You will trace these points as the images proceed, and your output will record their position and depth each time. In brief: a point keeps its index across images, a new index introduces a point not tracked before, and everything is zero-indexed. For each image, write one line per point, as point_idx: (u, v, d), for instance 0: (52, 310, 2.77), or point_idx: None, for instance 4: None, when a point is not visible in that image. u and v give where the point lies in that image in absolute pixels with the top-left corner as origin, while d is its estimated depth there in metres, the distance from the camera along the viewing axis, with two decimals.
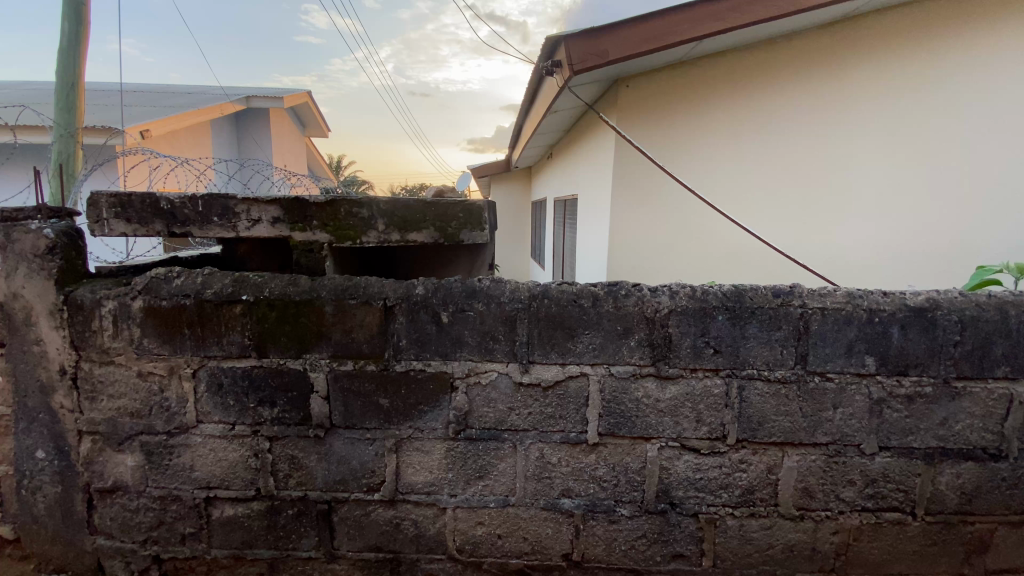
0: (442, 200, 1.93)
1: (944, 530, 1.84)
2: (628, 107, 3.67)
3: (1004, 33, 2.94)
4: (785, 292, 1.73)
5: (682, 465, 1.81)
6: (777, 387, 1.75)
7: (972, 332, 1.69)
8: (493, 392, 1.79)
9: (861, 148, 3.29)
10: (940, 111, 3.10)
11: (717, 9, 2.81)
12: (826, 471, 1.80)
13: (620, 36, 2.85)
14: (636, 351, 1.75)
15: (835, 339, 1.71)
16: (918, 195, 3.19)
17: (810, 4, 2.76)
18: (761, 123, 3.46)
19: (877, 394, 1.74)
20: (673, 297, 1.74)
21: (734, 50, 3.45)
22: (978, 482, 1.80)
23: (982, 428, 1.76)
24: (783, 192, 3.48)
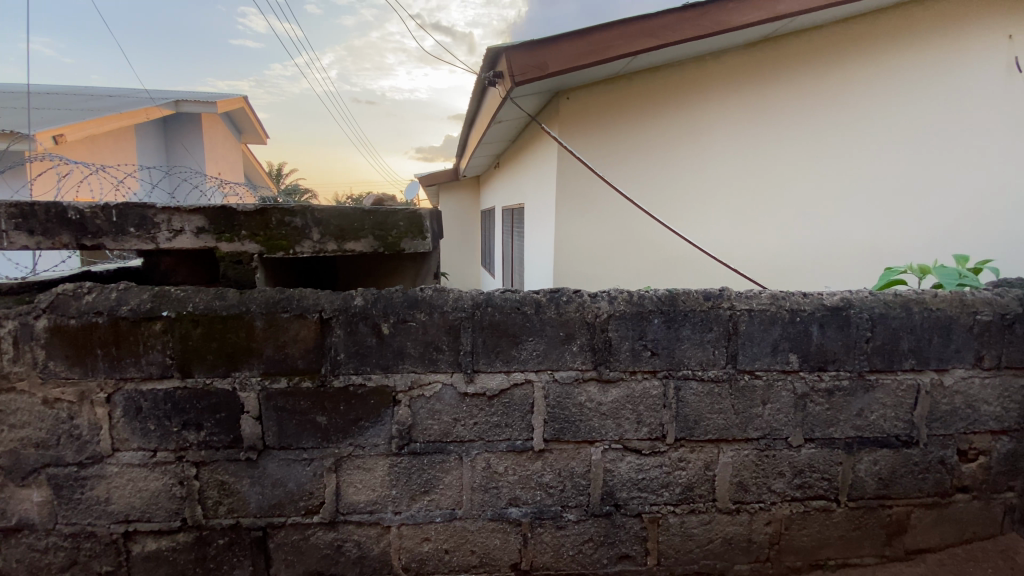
0: (381, 208, 1.89)
1: (865, 515, 1.97)
2: (570, 119, 3.63)
3: (894, 60, 3.31)
4: (716, 295, 1.80)
5: (625, 466, 1.85)
6: (711, 386, 1.83)
7: (882, 328, 1.84)
8: (437, 404, 1.76)
9: (790, 159, 3.50)
10: (853, 125, 3.41)
11: (651, 26, 2.93)
12: (758, 464, 1.89)
13: (561, 50, 2.91)
14: (578, 356, 1.77)
15: (761, 338, 1.81)
16: (841, 201, 3.46)
17: (734, 25, 2.93)
18: (698, 135, 3.58)
19: (801, 389, 1.85)
20: (612, 303, 1.77)
21: (668, 65, 3.53)
22: (894, 467, 1.95)
23: (895, 417, 1.91)
24: (723, 201, 3.61)
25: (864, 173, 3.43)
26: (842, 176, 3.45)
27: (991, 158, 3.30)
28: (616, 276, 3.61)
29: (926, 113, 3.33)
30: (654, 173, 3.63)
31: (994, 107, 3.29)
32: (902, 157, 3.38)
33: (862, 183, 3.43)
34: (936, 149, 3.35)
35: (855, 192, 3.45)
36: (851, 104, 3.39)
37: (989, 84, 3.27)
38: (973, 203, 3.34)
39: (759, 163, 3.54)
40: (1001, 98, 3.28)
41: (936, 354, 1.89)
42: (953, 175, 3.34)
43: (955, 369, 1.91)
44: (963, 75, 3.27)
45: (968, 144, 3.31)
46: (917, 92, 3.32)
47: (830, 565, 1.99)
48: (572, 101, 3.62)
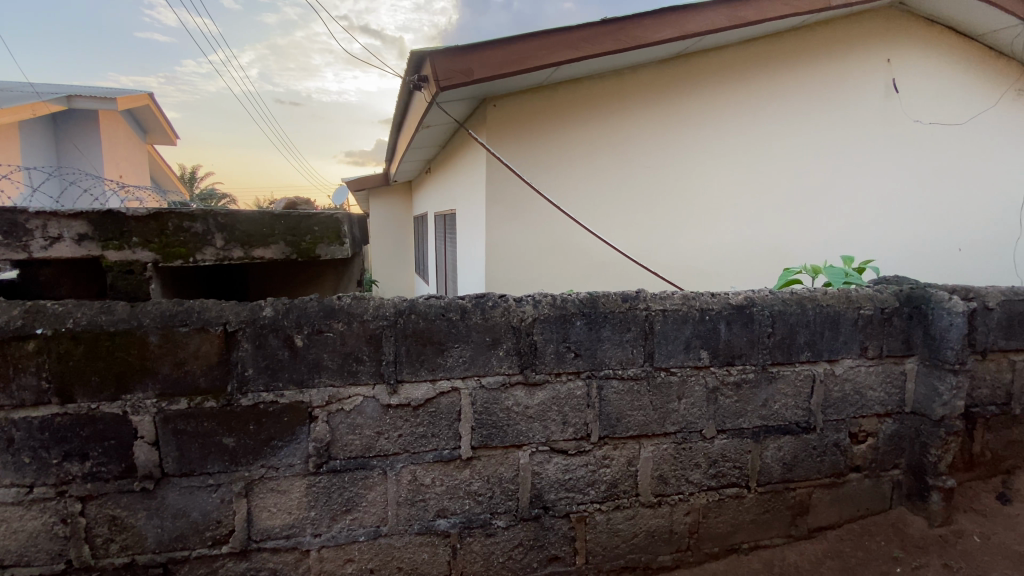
0: (292, 212, 1.79)
1: (773, 498, 2.12)
2: (497, 129, 3.43)
3: (786, 82, 3.65)
4: (633, 296, 1.88)
5: (553, 468, 1.86)
6: (631, 384, 1.89)
7: (781, 324, 1.99)
8: (358, 418, 1.68)
9: (709, 169, 3.69)
10: (759, 138, 3.70)
11: (572, 38, 3.01)
12: (676, 457, 1.98)
13: (486, 57, 2.92)
14: (505, 360, 1.77)
15: (675, 337, 1.91)
16: (753, 208, 3.74)
17: (649, 41, 3.09)
18: (626, 146, 3.59)
19: (711, 384, 1.96)
20: (537, 306, 1.79)
21: (592, 75, 3.48)
22: (796, 452, 2.11)
23: (795, 405, 2.07)
24: (652, 210, 3.66)
25: (769, 182, 3.74)
26: (754, 185, 3.73)
27: (863, 170, 3.83)
28: (552, 283, 3.61)
29: (814, 130, 3.74)
30: (585, 183, 3.58)
31: (866, 125, 3.80)
32: (800, 168, 3.76)
33: (763, 194, 3.74)
34: (824, 161, 3.78)
35: (762, 200, 3.75)
36: (758, 119, 3.67)
37: (862, 104, 3.78)
38: (853, 207, 3.84)
39: (682, 174, 3.66)
40: (871, 116, 3.80)
41: (828, 345, 2.07)
42: (838, 184, 3.81)
43: (844, 359, 2.11)
44: (843, 95, 3.74)
45: (847, 158, 3.80)
46: (809, 110, 3.71)
47: (744, 549, 2.12)
48: (499, 110, 3.42)
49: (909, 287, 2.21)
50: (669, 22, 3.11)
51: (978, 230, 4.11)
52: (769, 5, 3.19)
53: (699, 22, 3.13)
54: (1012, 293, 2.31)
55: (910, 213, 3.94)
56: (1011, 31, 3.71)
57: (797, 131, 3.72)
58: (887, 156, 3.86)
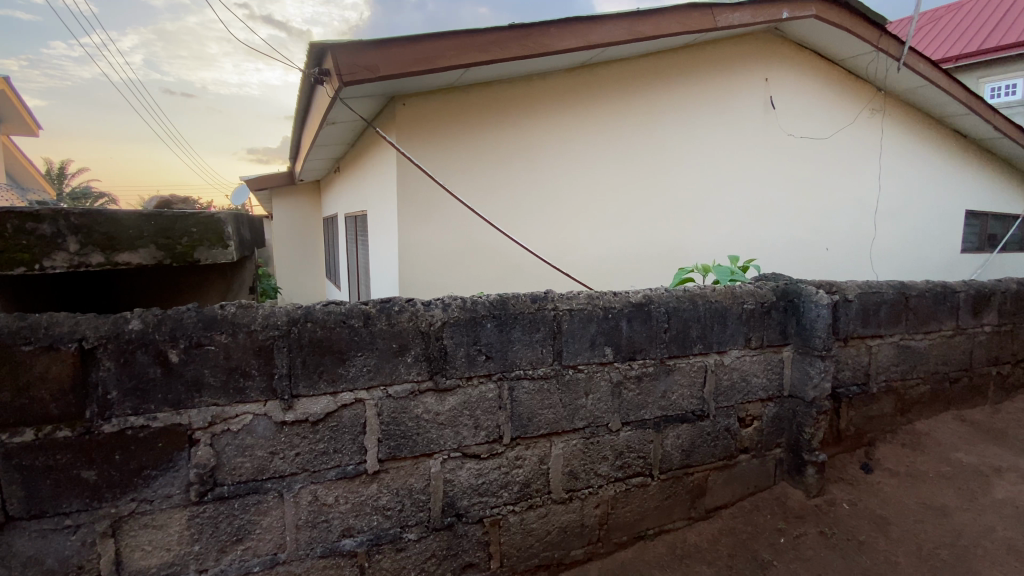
0: (166, 212, 1.62)
1: (674, 484, 2.25)
2: (408, 128, 3.33)
3: (680, 96, 3.92)
4: (541, 297, 1.91)
5: (465, 474, 1.84)
6: (541, 383, 1.92)
7: (676, 319, 2.14)
8: (248, 438, 1.55)
9: (616, 174, 3.85)
10: (658, 147, 3.93)
11: (481, 41, 3.01)
12: (585, 452, 2.04)
13: (393, 54, 2.83)
14: (413, 367, 1.71)
15: (581, 335, 1.97)
16: (655, 211, 3.98)
17: (555, 48, 3.17)
18: (538, 150, 3.64)
19: (616, 378, 2.05)
20: (446, 309, 1.75)
21: (503, 79, 3.49)
22: (692, 439, 2.26)
23: (690, 394, 2.22)
24: (564, 213, 3.75)
25: (667, 188, 3.99)
26: (654, 191, 3.96)
27: (746, 178, 4.22)
28: (467, 285, 3.56)
29: (704, 141, 4.05)
30: (499, 186, 3.58)
31: (748, 138, 4.18)
32: (694, 176, 4.05)
33: (662, 199, 3.99)
34: (715, 170, 4.11)
35: (662, 205, 3.99)
36: (658, 128, 3.91)
37: (745, 119, 4.15)
38: (740, 212, 4.22)
39: (591, 178, 3.79)
40: (752, 130, 4.19)
41: (717, 338, 2.25)
42: (726, 190, 4.16)
43: (731, 350, 2.29)
44: (729, 110, 4.09)
45: (732, 167, 4.16)
46: (700, 122, 4.02)
47: (650, 535, 2.23)
48: (408, 109, 3.32)
49: (785, 282, 2.46)
50: (575, 31, 3.21)
51: (841, 232, 4.69)
52: (665, 21, 3.40)
53: (602, 33, 3.27)
54: (868, 286, 2.64)
55: (786, 217, 4.40)
56: (866, 57, 4.27)
57: (689, 141, 4.01)
58: (766, 166, 4.28)
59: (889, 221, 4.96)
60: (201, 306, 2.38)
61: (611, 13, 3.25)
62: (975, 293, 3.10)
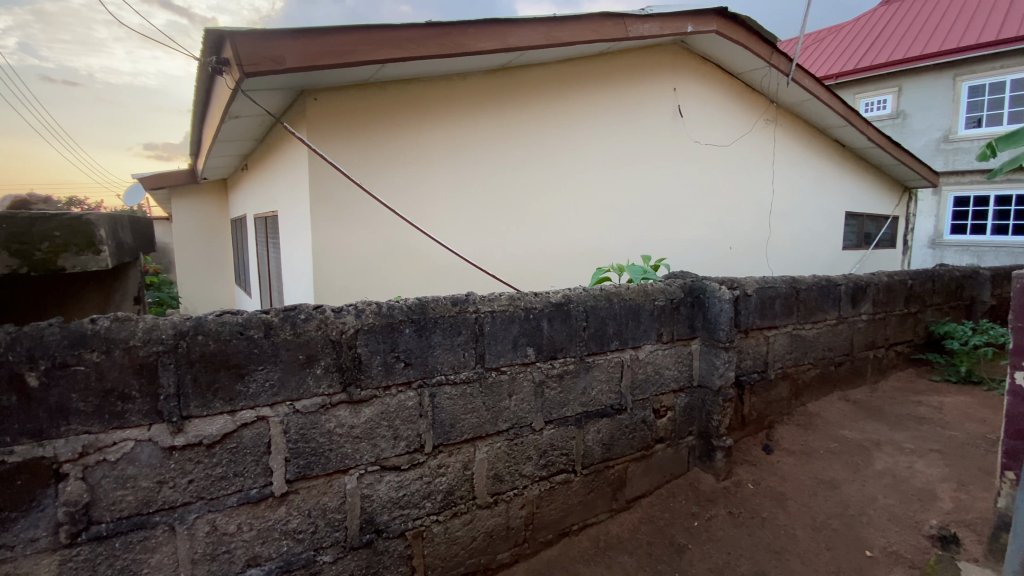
0: (19, 214, 1.40)
1: (596, 478, 2.31)
2: (320, 124, 3.15)
3: (595, 101, 4.05)
4: (462, 299, 1.87)
5: (384, 487, 1.75)
6: (463, 388, 1.88)
7: (594, 317, 2.20)
8: (130, 468, 1.37)
9: (537, 177, 3.91)
10: (576, 150, 4.04)
11: (397, 37, 2.91)
12: (509, 454, 2.03)
13: (301, 45, 2.66)
14: (323, 379, 1.61)
15: (503, 336, 1.96)
16: (576, 213, 4.08)
17: (474, 49, 3.15)
18: (460, 151, 3.60)
19: (538, 378, 2.07)
20: (359, 316, 1.66)
21: (422, 77, 3.41)
22: (612, 433, 2.33)
23: (609, 389, 2.30)
24: (488, 215, 3.73)
25: (586, 190, 4.11)
26: (573, 193, 4.06)
27: (657, 181, 4.44)
28: (388, 289, 3.44)
29: (619, 145, 4.22)
30: (421, 187, 3.48)
31: (659, 143, 4.41)
32: (610, 178, 4.21)
33: (581, 201, 4.10)
34: (630, 173, 4.30)
35: (581, 206, 4.10)
36: (577, 133, 4.02)
37: (656, 125, 4.37)
38: (653, 213, 4.44)
39: (514, 181, 3.82)
40: (663, 136, 4.43)
41: (632, 334, 2.35)
42: (640, 193, 4.36)
43: (645, 345, 2.40)
44: (641, 116, 4.29)
45: (645, 171, 4.37)
46: (615, 127, 4.18)
47: (575, 530, 2.26)
48: (321, 104, 3.15)
49: (692, 279, 2.61)
50: (493, 33, 3.20)
51: (742, 232, 5.08)
52: (580, 28, 3.50)
53: (520, 36, 3.28)
54: (764, 282, 2.86)
55: (694, 217, 4.70)
56: (760, 72, 4.65)
57: (605, 145, 4.15)
58: (675, 170, 4.53)
59: (782, 222, 5.45)
60: (67, 320, 2.15)
61: (529, 16, 3.28)
62: (854, 286, 3.47)
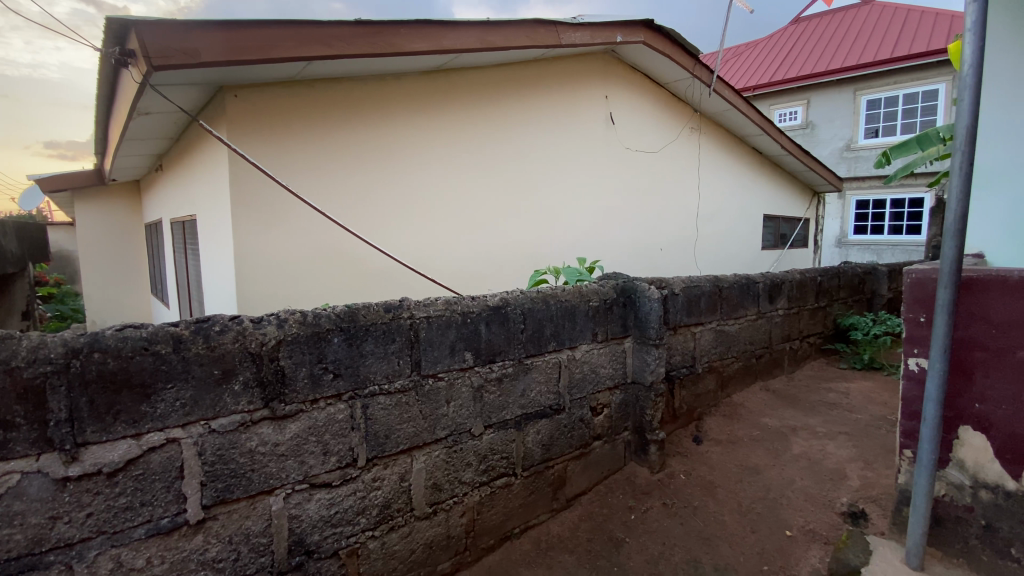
0: None
1: (536, 479, 2.32)
2: (242, 123, 2.97)
3: (530, 106, 4.10)
4: (395, 306, 1.82)
5: (314, 506, 1.66)
6: (398, 397, 1.83)
7: (531, 319, 2.21)
8: (14, 505, 1.21)
9: (477, 180, 3.89)
10: (514, 154, 4.06)
11: (325, 34, 2.79)
12: (448, 462, 1.99)
13: (218, 38, 2.48)
14: (242, 395, 1.50)
15: (439, 342, 1.92)
16: (515, 216, 4.10)
17: (407, 49, 3.08)
18: (397, 153, 3.51)
19: (476, 383, 2.05)
20: (282, 326, 1.57)
21: (353, 76, 3.31)
22: (551, 433, 2.36)
23: (547, 390, 2.32)
24: (426, 219, 3.66)
25: (523, 193, 4.14)
26: (512, 196, 4.08)
27: (592, 185, 4.56)
28: (320, 295, 3.30)
29: (555, 150, 4.30)
30: (356, 191, 3.36)
31: (593, 148, 4.53)
32: (547, 182, 4.27)
33: (520, 204, 4.13)
34: (565, 177, 4.38)
35: (520, 209, 4.13)
36: (514, 137, 4.05)
37: (590, 131, 4.49)
38: (589, 215, 4.55)
39: (453, 184, 3.78)
40: (597, 141, 4.55)
41: (569, 334, 2.38)
42: (576, 195, 4.46)
43: (581, 344, 2.45)
44: (575, 122, 4.39)
45: (581, 174, 4.47)
46: (550, 131, 4.25)
47: (516, 533, 2.26)
48: (242, 102, 2.97)
49: (623, 280, 2.69)
50: (426, 34, 3.15)
51: (672, 234, 5.33)
52: (514, 33, 3.52)
53: (453, 38, 3.26)
54: (689, 281, 3.01)
55: (627, 219, 4.87)
56: (685, 82, 4.90)
57: (541, 148, 4.21)
58: (609, 174, 4.68)
59: (707, 224, 5.77)
60: None
61: (462, 19, 3.26)
62: (771, 283, 3.72)
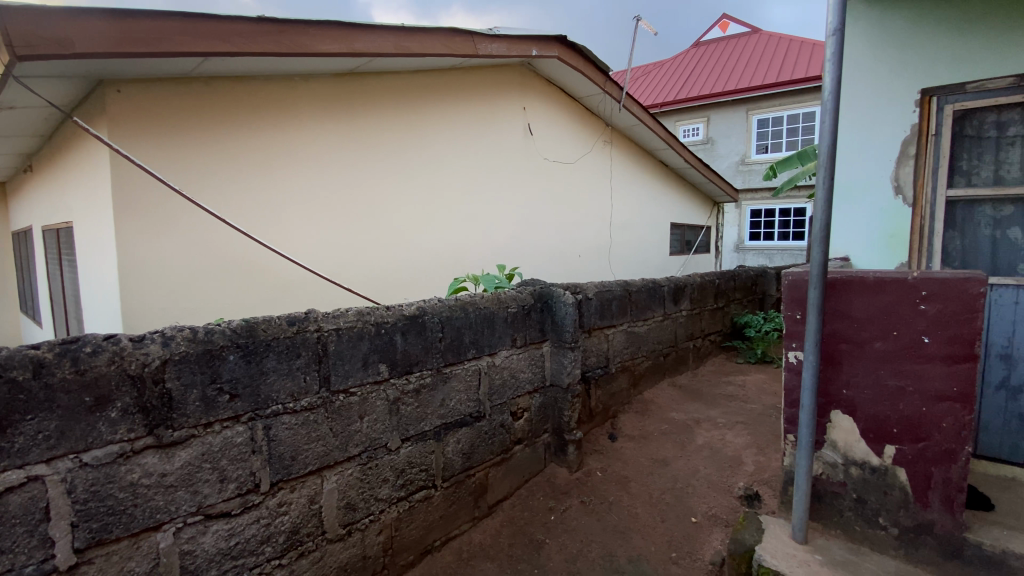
0: None
1: (457, 489, 2.30)
2: (128, 123, 2.71)
3: (448, 114, 4.11)
4: (300, 318, 1.73)
5: (210, 539, 1.54)
6: (304, 416, 1.74)
7: (449, 327, 2.21)
8: None
9: (395, 187, 3.82)
10: (433, 162, 4.04)
11: (223, 30, 2.62)
12: (363, 479, 1.92)
13: (97, 29, 2.24)
14: (120, 424, 1.36)
15: (350, 355, 1.85)
16: (436, 222, 4.08)
17: (317, 51, 2.97)
18: (307, 159, 3.37)
19: (392, 395, 2.00)
20: (168, 344, 1.44)
21: (257, 76, 3.14)
22: (472, 441, 2.35)
23: (467, 398, 2.32)
24: (341, 226, 3.54)
25: (443, 200, 4.12)
26: (432, 203, 4.04)
27: (512, 193, 4.65)
28: (222, 309, 3.07)
29: (475, 158, 4.33)
30: (263, 197, 3.19)
31: (511, 157, 4.62)
32: (467, 189, 4.28)
33: (440, 211, 4.10)
34: (485, 184, 4.42)
35: (440, 217, 4.10)
36: (432, 144, 4.03)
37: (508, 140, 4.57)
38: (509, 223, 4.63)
39: (370, 191, 3.68)
40: (515, 150, 4.64)
41: (487, 341, 2.40)
42: (496, 203, 4.51)
43: (500, 350, 2.48)
44: (494, 131, 4.45)
45: (500, 182, 4.53)
46: (468, 139, 4.27)
47: (437, 546, 2.23)
48: (128, 97, 2.71)
49: (541, 286, 2.76)
50: (337, 36, 3.05)
51: (588, 241, 5.55)
52: (430, 41, 3.51)
53: (367, 42, 3.19)
54: (601, 286, 3.15)
55: (546, 227, 5.00)
56: (597, 98, 5.14)
57: (461, 157, 4.23)
58: (528, 182, 4.78)
59: (621, 231, 6.08)
60: None
61: (375, 24, 3.20)
62: (676, 286, 4.00)
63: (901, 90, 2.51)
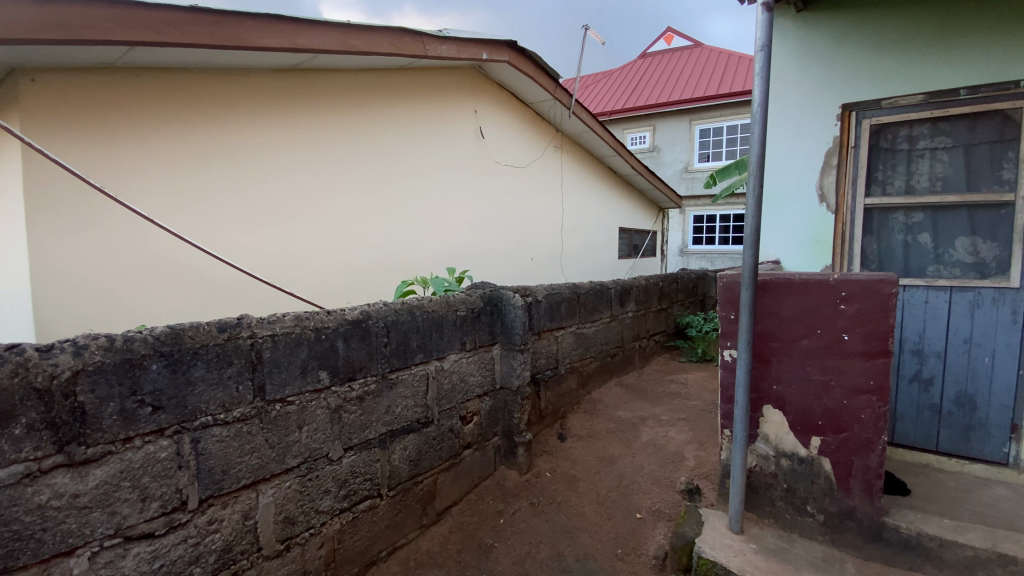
0: None
1: (404, 497, 2.26)
2: (43, 116, 2.52)
3: (396, 115, 4.05)
4: (232, 325, 1.65)
5: (131, 563, 1.43)
6: (237, 427, 1.65)
7: (395, 332, 2.17)
8: None
9: (340, 189, 3.72)
10: (380, 163, 3.97)
11: (152, 18, 2.46)
12: (302, 492, 1.85)
13: (6, 12, 2.05)
14: (25, 442, 1.24)
15: (288, 363, 1.78)
16: (384, 225, 4.00)
17: (257, 45, 2.84)
18: (246, 158, 3.23)
19: (334, 403, 1.94)
20: (80, 354, 1.34)
21: (191, 68, 2.98)
22: (419, 448, 2.32)
23: (413, 404, 2.28)
24: (282, 228, 3.41)
25: (391, 203, 4.05)
26: (379, 205, 3.97)
27: (462, 195, 4.63)
28: (150, 316, 2.88)
29: (424, 160, 4.28)
30: (196, 196, 3.02)
31: (462, 160, 4.60)
32: (416, 191, 4.22)
33: (388, 213, 4.03)
34: (436, 187, 4.38)
35: (388, 219, 4.03)
36: (380, 145, 3.96)
37: (459, 142, 4.56)
38: (459, 226, 4.61)
39: (314, 193, 3.57)
40: (466, 153, 4.64)
41: (435, 345, 2.38)
42: (446, 206, 4.48)
43: (449, 355, 2.45)
44: (444, 133, 4.43)
45: (450, 184, 4.50)
46: (418, 141, 4.23)
47: (382, 556, 2.17)
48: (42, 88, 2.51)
49: (490, 289, 2.76)
50: (279, 30, 2.94)
51: (539, 244, 5.61)
52: (378, 39, 3.45)
53: (311, 38, 3.09)
54: (550, 288, 3.19)
55: (497, 230, 5.02)
56: (547, 103, 5.22)
57: (410, 159, 4.17)
58: (479, 185, 4.78)
59: (571, 234, 6.19)
60: None
61: (319, 19, 3.10)
62: (622, 288, 4.11)
63: (825, 104, 2.69)
